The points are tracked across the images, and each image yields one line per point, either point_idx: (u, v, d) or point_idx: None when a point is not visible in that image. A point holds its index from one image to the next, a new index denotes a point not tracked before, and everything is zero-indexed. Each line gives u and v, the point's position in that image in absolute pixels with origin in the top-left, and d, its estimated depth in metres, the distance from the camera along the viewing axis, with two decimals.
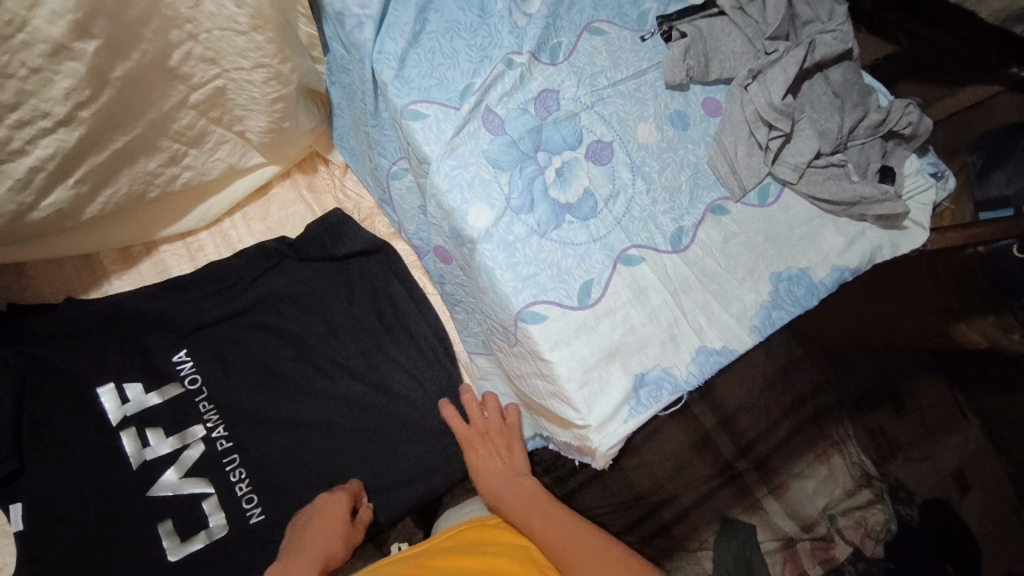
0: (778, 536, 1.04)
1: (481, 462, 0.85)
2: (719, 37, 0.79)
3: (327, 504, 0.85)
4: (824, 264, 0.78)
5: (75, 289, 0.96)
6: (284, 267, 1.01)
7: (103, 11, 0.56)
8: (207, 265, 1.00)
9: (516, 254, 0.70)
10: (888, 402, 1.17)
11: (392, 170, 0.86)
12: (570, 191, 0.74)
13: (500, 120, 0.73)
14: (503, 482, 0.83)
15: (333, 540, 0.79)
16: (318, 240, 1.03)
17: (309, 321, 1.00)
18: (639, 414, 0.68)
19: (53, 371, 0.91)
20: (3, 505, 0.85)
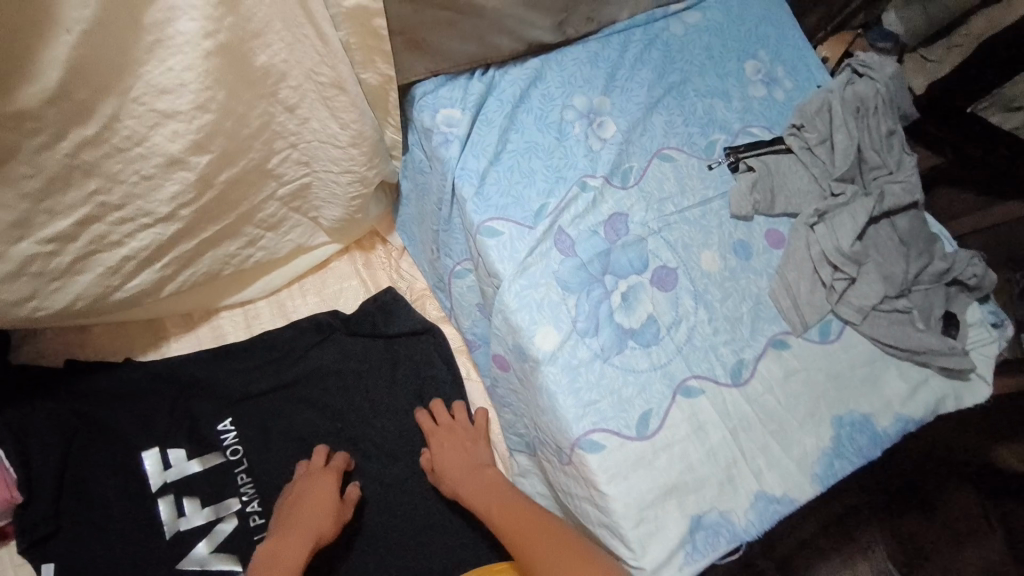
0: None
1: (444, 452, 0.89)
2: (786, 175, 0.81)
3: (315, 485, 0.87)
4: (888, 412, 0.77)
5: (134, 351, 0.99)
6: (333, 342, 1.03)
7: (222, 131, 0.60)
8: (261, 334, 1.03)
9: (577, 379, 0.71)
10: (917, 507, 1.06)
11: (456, 269, 0.88)
12: (633, 316, 0.75)
13: (571, 240, 0.76)
14: (463, 473, 0.85)
15: (320, 520, 0.83)
16: (371, 319, 1.05)
17: (352, 399, 1.01)
18: (696, 560, 0.67)
19: (102, 431, 0.92)
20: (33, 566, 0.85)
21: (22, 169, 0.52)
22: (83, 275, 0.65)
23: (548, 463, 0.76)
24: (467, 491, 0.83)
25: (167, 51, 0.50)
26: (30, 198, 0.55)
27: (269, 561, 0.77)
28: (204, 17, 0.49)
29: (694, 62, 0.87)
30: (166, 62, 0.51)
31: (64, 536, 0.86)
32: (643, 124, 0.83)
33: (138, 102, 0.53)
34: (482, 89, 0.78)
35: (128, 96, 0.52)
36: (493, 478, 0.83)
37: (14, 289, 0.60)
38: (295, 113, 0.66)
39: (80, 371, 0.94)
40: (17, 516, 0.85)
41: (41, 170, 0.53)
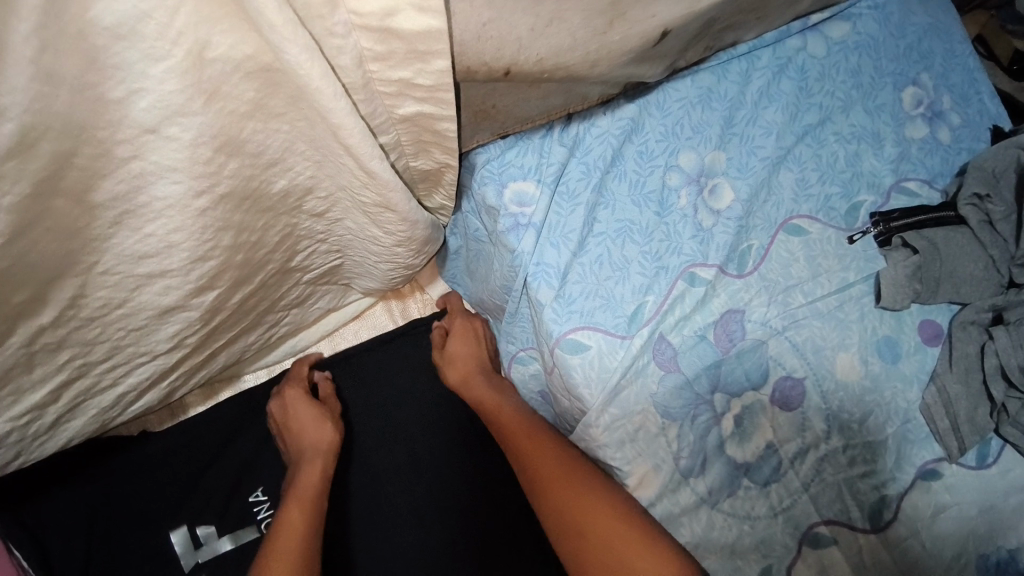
0: None
1: (447, 358, 0.75)
2: (957, 255, 0.63)
3: (304, 398, 0.72)
4: None
5: (152, 424, 0.88)
6: (362, 381, 0.79)
7: (232, 266, 0.47)
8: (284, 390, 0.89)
9: (679, 533, 0.57)
10: None
11: (518, 355, 0.72)
12: (748, 446, 0.60)
13: (674, 351, 0.60)
14: (474, 371, 0.73)
15: (327, 426, 0.70)
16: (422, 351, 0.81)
17: (386, 447, 0.75)
18: None
19: (123, 510, 0.79)
20: None
21: None
22: (73, 421, 0.53)
23: None
24: (480, 394, 0.70)
25: (142, 219, 0.38)
26: None
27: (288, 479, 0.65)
28: (192, 176, 0.37)
29: (838, 93, 0.68)
30: (143, 230, 0.38)
31: None
32: (768, 186, 0.65)
33: (110, 273, 0.40)
34: (565, 154, 0.60)
35: (93, 272, 0.39)
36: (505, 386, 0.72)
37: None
38: (324, 217, 0.51)
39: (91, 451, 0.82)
40: None
41: None
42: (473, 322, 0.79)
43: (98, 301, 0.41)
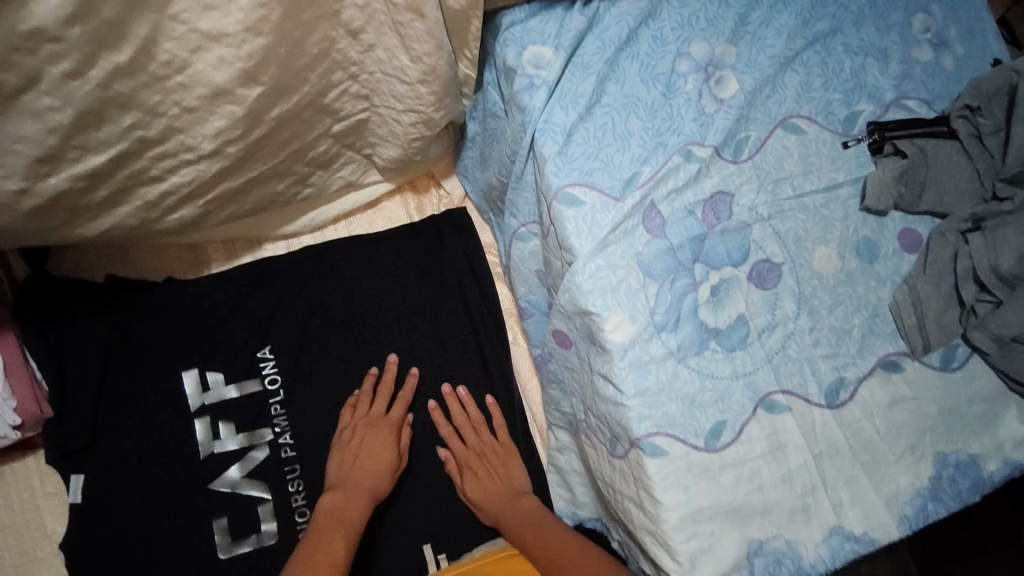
0: None
1: (480, 483, 0.85)
2: (942, 164, 0.68)
3: (382, 440, 0.86)
4: (997, 454, 0.67)
5: (177, 271, 0.95)
6: (376, 283, 0.95)
7: (274, 59, 0.57)
8: (299, 255, 0.95)
9: (645, 377, 0.62)
10: None
11: (519, 231, 0.77)
12: (721, 315, 0.65)
13: (662, 220, 0.64)
14: (500, 510, 0.82)
15: (381, 477, 0.83)
16: (418, 249, 0.97)
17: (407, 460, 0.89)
18: None
19: (142, 347, 0.89)
20: (65, 474, 0.85)
21: (45, 101, 0.51)
22: (119, 208, 0.65)
23: (597, 448, 0.73)
24: (507, 520, 0.81)
25: None
26: (60, 132, 0.54)
27: (336, 511, 0.78)
28: None
29: (851, 7, 0.72)
30: None
31: (103, 446, 0.86)
32: (772, 84, 0.69)
33: (179, 21, 0.50)
34: (583, 25, 0.66)
35: (166, 13, 0.50)
36: (529, 505, 0.82)
37: (48, 219, 0.61)
38: (359, 38, 0.61)
39: (118, 284, 0.91)
40: (48, 426, 0.85)
41: (72, 103, 0.52)
42: (502, 445, 0.88)
43: (161, 53, 0.52)
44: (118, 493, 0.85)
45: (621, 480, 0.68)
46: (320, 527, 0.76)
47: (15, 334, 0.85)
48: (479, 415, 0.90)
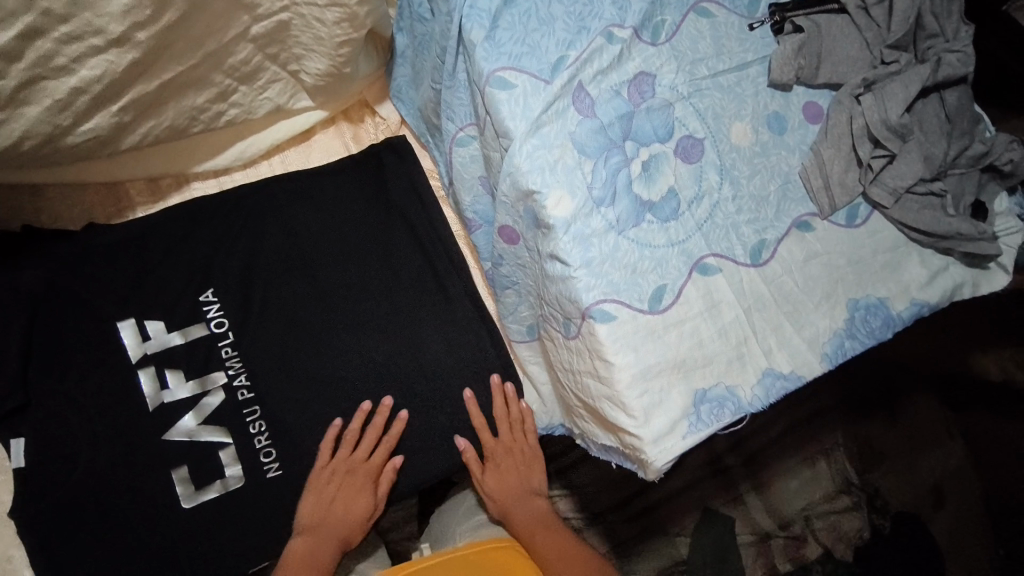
0: (755, 530, 1.13)
1: (502, 474, 0.90)
2: (835, 37, 0.75)
3: (359, 487, 0.85)
4: (904, 296, 0.75)
5: (95, 216, 0.87)
6: (317, 220, 0.94)
7: None
8: (232, 191, 0.92)
9: (589, 247, 0.65)
10: (881, 412, 1.20)
11: (457, 136, 0.77)
12: (653, 189, 0.68)
13: (591, 101, 0.66)
14: (515, 500, 0.89)
15: (355, 525, 0.84)
16: (363, 182, 0.96)
17: (371, 394, 0.90)
18: (698, 431, 0.65)
19: (73, 300, 0.82)
20: (4, 439, 0.79)
21: None
22: (28, 105, 0.62)
23: (555, 337, 0.75)
24: (519, 518, 0.88)
25: None
26: None
27: (309, 547, 0.81)
28: None
29: None
30: None
31: (39, 407, 0.80)
32: None
33: None
34: None
35: None
36: (539, 506, 0.90)
37: None
38: None
39: (39, 235, 0.84)
40: None
41: None
42: (533, 448, 0.92)
43: None
44: (67, 454, 0.80)
45: (576, 358, 0.71)
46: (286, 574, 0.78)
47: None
48: (519, 414, 0.91)
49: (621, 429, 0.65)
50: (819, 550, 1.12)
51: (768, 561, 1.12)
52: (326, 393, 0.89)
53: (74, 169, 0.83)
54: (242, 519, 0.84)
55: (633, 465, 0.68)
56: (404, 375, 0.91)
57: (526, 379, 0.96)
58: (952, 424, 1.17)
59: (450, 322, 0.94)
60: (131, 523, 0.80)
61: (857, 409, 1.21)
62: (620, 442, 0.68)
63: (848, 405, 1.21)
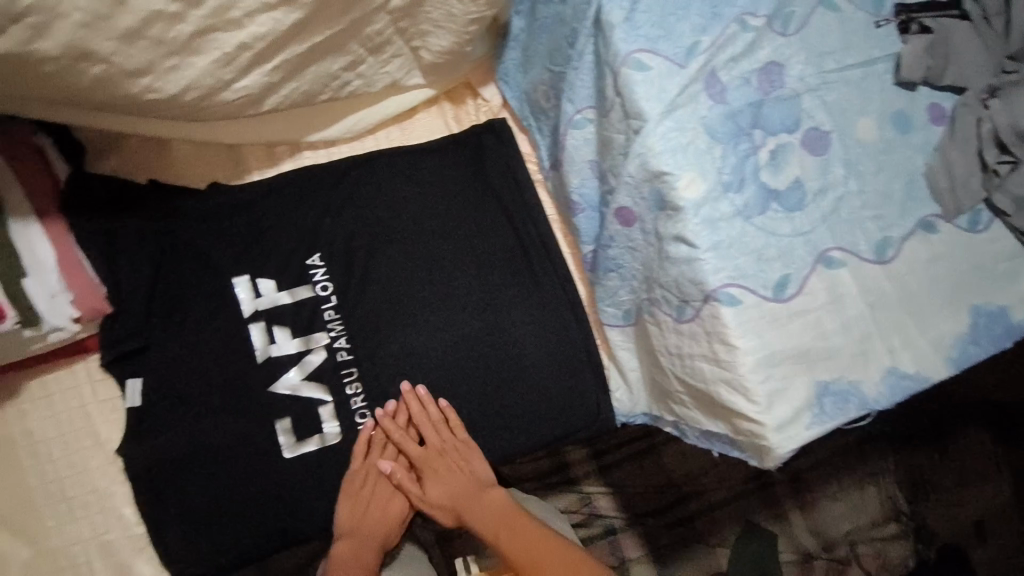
0: (798, 550, 1.24)
1: (445, 479, 0.95)
2: (963, 40, 0.73)
3: (392, 488, 0.95)
4: None
5: (220, 176, 0.92)
6: (417, 197, 0.97)
7: None
8: (341, 161, 0.95)
9: (717, 231, 0.64)
10: (932, 446, 1.28)
11: (574, 118, 0.78)
12: (780, 177, 0.67)
13: (723, 86, 0.66)
14: (466, 500, 0.95)
15: (388, 528, 0.94)
16: (462, 162, 0.98)
17: (463, 368, 0.97)
18: (823, 422, 0.66)
19: (193, 254, 0.88)
20: (120, 380, 0.86)
21: None
22: (198, 56, 0.64)
23: (663, 321, 0.76)
24: (477, 516, 0.95)
25: None
26: None
27: (353, 552, 0.89)
28: None
29: None
30: None
31: (156, 351, 0.86)
32: None
33: None
34: None
35: None
36: (495, 497, 0.96)
37: (132, 57, 0.60)
38: None
39: (163, 189, 0.88)
40: (109, 326, 0.84)
41: None
42: (464, 441, 0.95)
43: None
44: (180, 397, 0.87)
45: (691, 342, 0.71)
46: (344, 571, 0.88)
47: (71, 232, 0.82)
48: (440, 413, 0.94)
49: (740, 415, 0.66)
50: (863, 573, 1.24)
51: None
52: (420, 362, 0.96)
53: (202, 130, 0.86)
54: (334, 468, 0.92)
55: (748, 455, 0.71)
56: (490, 348, 0.97)
57: (612, 365, 0.99)
58: (1000, 457, 1.27)
59: (538, 305, 0.98)
60: (235, 468, 0.88)
61: (908, 442, 1.28)
62: (735, 430, 0.69)
63: (900, 438, 1.28)
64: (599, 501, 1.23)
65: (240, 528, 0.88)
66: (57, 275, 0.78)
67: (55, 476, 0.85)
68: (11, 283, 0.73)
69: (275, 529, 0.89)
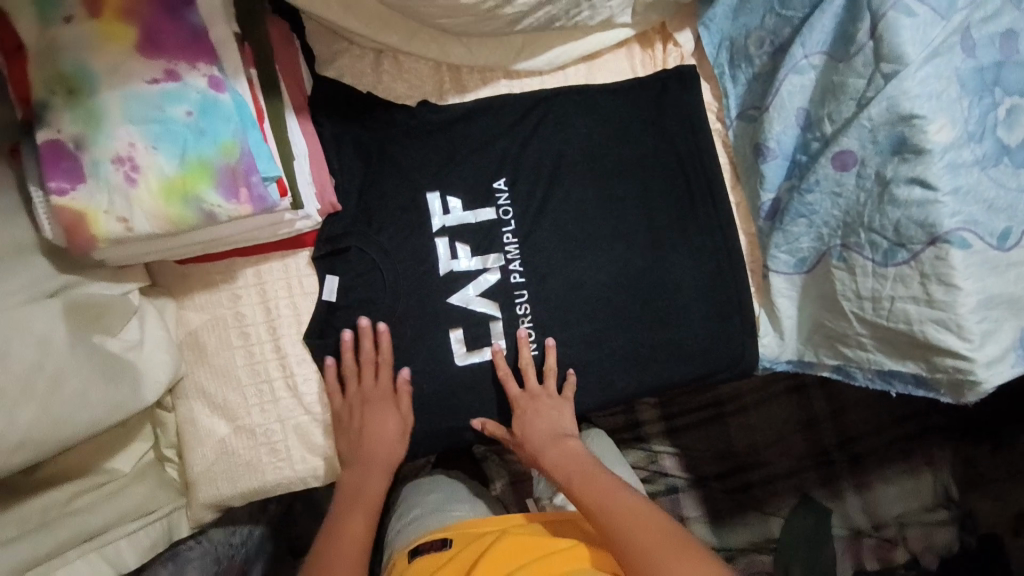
0: (850, 527, 1.30)
1: (529, 423, 0.92)
2: None
3: (378, 410, 0.89)
4: None
5: (427, 96, 0.96)
6: (583, 127, 0.97)
7: None
8: (531, 93, 0.98)
9: (958, 176, 0.71)
10: (989, 439, 1.29)
11: (798, 64, 0.82)
12: (1017, 133, 0.72)
13: (977, 40, 0.72)
14: (541, 445, 0.91)
15: (390, 446, 0.89)
16: (646, 104, 0.99)
17: (625, 303, 0.95)
18: None
19: (395, 171, 0.93)
20: (319, 275, 0.91)
21: None
22: None
23: (859, 265, 0.79)
24: (553, 459, 0.90)
25: None
26: None
27: (354, 484, 0.89)
28: None
29: None
30: None
31: (356, 252, 0.91)
32: None
33: None
34: None
35: None
36: (573, 446, 0.91)
37: None
38: None
39: (378, 104, 0.94)
40: (329, 223, 0.91)
41: None
42: (553, 394, 0.93)
43: None
44: (368, 299, 0.91)
45: (894, 285, 0.76)
46: (343, 503, 0.88)
47: (315, 130, 0.92)
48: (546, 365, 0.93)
49: (950, 351, 0.73)
50: (907, 556, 1.28)
51: (857, 556, 1.29)
52: (586, 294, 0.95)
53: (433, 49, 0.93)
54: (484, 391, 0.94)
55: (939, 392, 0.79)
56: (653, 290, 0.96)
57: (763, 310, 0.97)
58: None
59: (700, 250, 0.97)
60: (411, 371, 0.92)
61: (965, 433, 1.32)
62: (933, 368, 0.76)
63: (961, 429, 1.32)
64: (665, 461, 1.32)
65: (417, 425, 0.93)
66: (307, 162, 0.88)
67: (262, 356, 0.89)
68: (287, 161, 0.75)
69: (435, 432, 0.94)
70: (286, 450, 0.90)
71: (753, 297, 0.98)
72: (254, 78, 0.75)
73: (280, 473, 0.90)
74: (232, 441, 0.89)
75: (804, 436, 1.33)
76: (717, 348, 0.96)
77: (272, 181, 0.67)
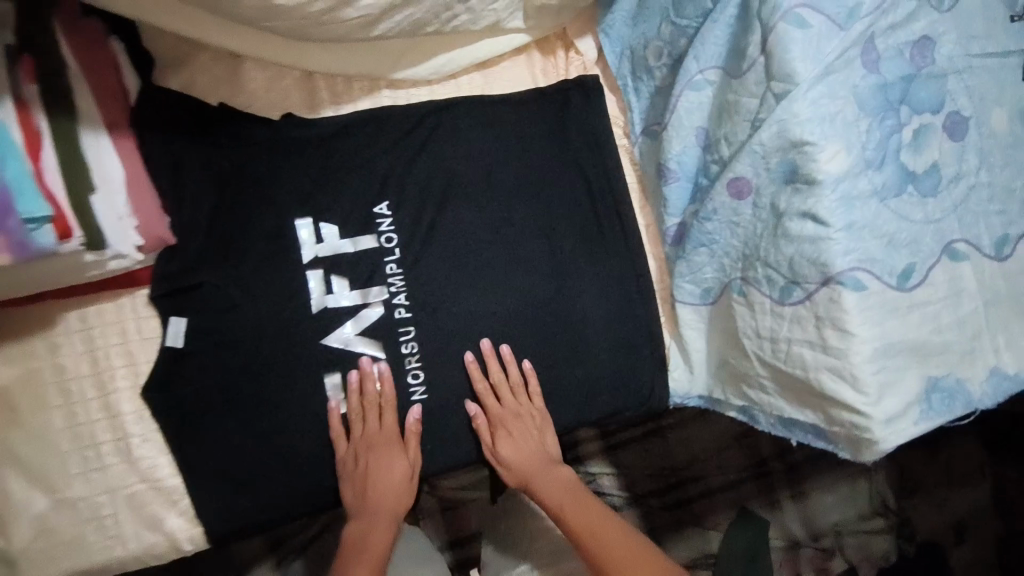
0: (786, 537, 1.23)
1: (515, 446, 0.85)
2: None
3: (383, 455, 0.81)
4: None
5: (294, 109, 0.85)
6: (476, 142, 0.87)
7: None
8: (416, 103, 0.87)
9: (853, 209, 0.64)
10: (923, 446, 1.28)
11: (694, 78, 0.74)
12: (920, 158, 0.66)
13: (876, 56, 0.65)
14: (537, 472, 0.87)
15: (398, 492, 0.82)
16: (546, 118, 0.90)
17: (523, 338, 0.86)
18: (931, 417, 0.67)
19: (256, 191, 0.81)
20: (166, 315, 0.79)
21: None
22: None
23: (757, 303, 0.71)
24: (546, 488, 0.87)
25: None
26: None
27: (362, 535, 0.83)
28: None
29: None
30: None
31: (209, 290, 0.79)
32: None
33: None
34: None
35: None
36: (563, 475, 0.88)
37: None
38: None
39: (234, 115, 0.82)
40: (167, 259, 0.79)
41: None
42: (539, 409, 0.86)
43: None
44: (228, 342, 0.79)
45: (791, 326, 0.69)
46: (353, 553, 0.83)
47: (135, 147, 0.77)
48: (519, 376, 0.85)
49: (847, 405, 0.66)
50: (844, 564, 1.21)
51: (794, 568, 1.21)
52: (479, 329, 0.85)
53: (292, 52, 0.82)
54: None
55: (837, 445, 0.72)
56: (552, 324, 0.86)
57: (673, 342, 0.89)
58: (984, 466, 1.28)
59: (603, 279, 0.88)
60: (279, 423, 0.80)
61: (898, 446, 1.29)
62: (829, 420, 0.70)
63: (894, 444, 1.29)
64: (604, 480, 1.22)
65: (283, 484, 0.81)
66: (123, 192, 0.73)
67: (86, 418, 0.78)
68: (80, 195, 0.68)
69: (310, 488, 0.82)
70: (116, 525, 0.79)
71: (662, 328, 0.90)
72: (29, 95, 0.66)
73: (109, 553, 0.79)
74: (49, 518, 0.77)
75: (741, 452, 1.26)
76: (623, 388, 0.88)
77: (41, 225, 0.63)
